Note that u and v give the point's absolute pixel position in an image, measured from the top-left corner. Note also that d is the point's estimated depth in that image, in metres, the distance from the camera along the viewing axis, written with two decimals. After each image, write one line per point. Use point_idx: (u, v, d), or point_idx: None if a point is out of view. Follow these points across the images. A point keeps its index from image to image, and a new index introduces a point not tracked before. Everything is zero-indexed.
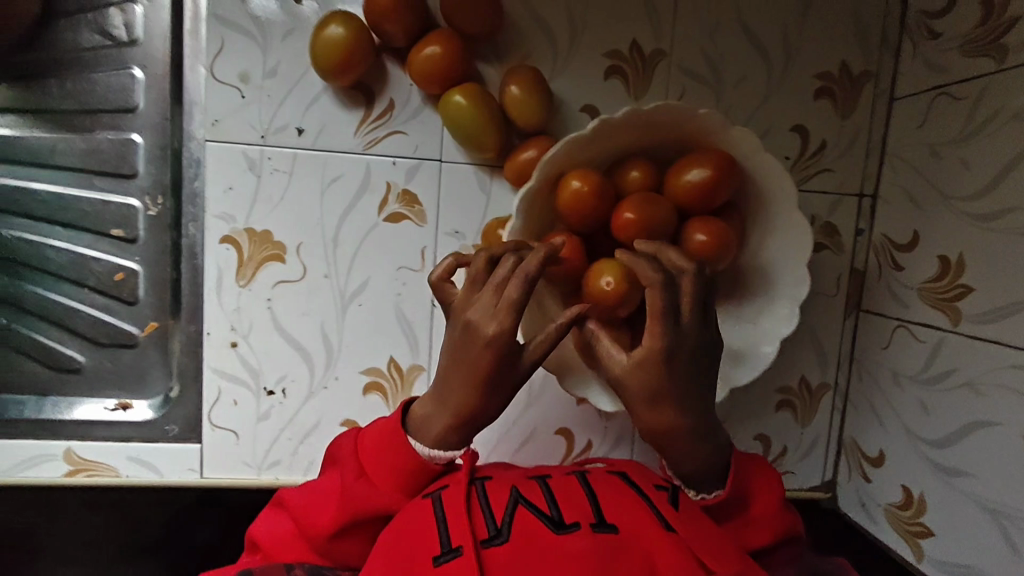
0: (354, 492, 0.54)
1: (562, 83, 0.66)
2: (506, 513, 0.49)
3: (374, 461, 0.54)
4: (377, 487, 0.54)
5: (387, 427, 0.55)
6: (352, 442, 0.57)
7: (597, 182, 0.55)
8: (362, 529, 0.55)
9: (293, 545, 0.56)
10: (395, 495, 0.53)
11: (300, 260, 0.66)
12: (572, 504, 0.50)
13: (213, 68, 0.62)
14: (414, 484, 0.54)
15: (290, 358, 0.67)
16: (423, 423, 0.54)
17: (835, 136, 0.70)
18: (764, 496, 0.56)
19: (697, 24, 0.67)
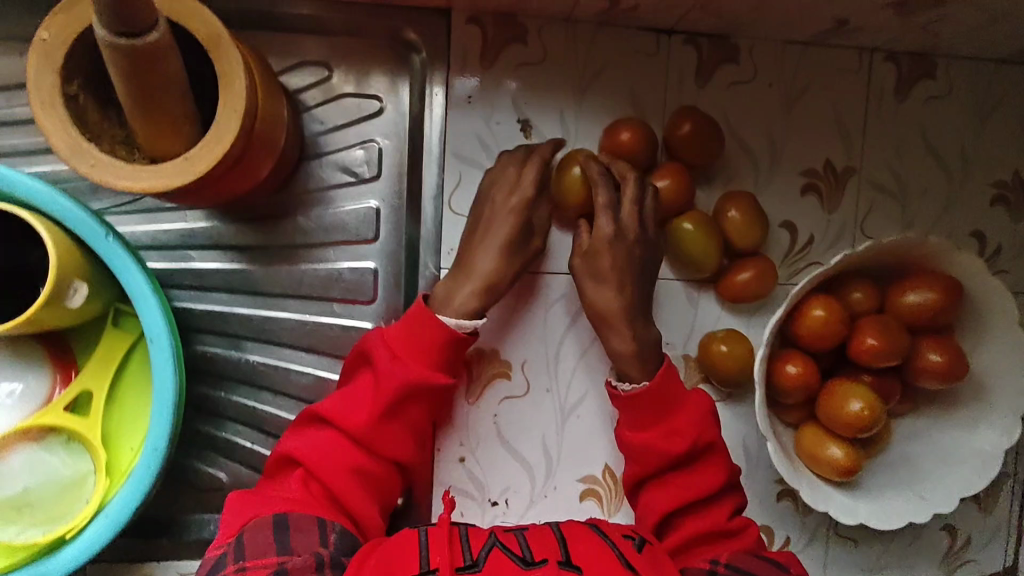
0: (390, 375, 0.60)
1: (766, 201, 0.70)
2: (482, 547, 0.53)
3: (402, 346, 0.61)
4: (415, 367, 0.60)
5: (410, 317, 0.61)
6: (377, 339, 0.61)
7: (839, 310, 0.60)
8: (402, 415, 0.61)
9: (341, 453, 0.59)
10: (426, 371, 0.60)
11: (524, 377, 0.69)
12: (542, 543, 0.54)
13: (451, 202, 0.66)
14: (437, 360, 0.61)
15: (514, 470, 0.70)
16: (445, 298, 0.62)
17: (1010, 240, 0.74)
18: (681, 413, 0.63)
19: (885, 141, 0.72)
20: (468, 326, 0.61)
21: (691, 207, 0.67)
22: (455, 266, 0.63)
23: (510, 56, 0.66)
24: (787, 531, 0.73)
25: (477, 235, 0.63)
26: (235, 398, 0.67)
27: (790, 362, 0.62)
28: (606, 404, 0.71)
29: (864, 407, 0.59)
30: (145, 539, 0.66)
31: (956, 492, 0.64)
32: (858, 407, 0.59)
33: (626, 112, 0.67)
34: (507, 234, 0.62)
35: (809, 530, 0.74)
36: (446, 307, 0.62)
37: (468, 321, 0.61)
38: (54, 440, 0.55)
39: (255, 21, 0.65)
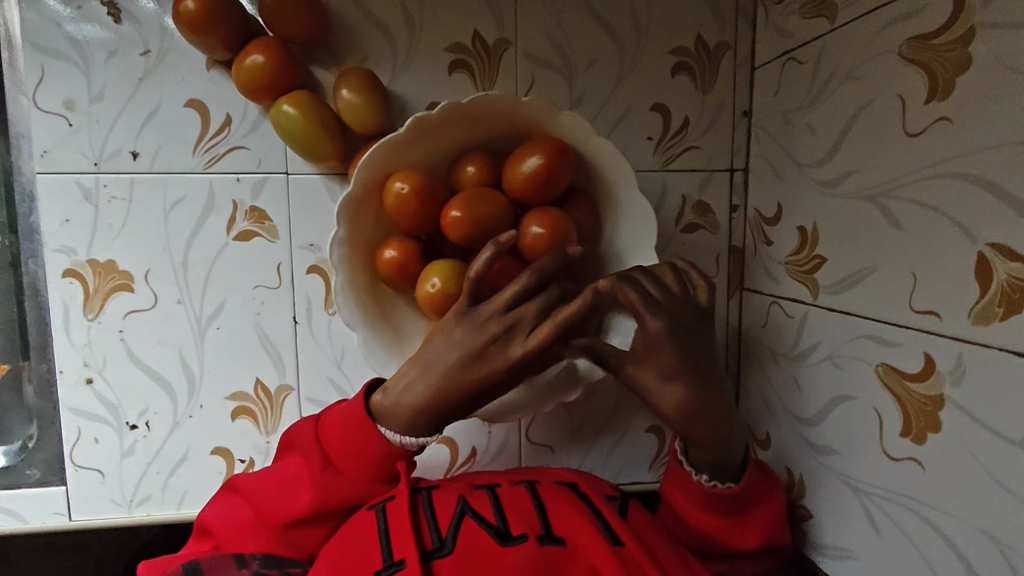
0: (321, 483, 0.54)
1: (403, 84, 0.64)
2: (451, 525, 0.50)
3: (341, 450, 0.54)
4: (350, 478, 0.54)
5: (351, 409, 0.54)
6: (314, 426, 0.56)
7: (419, 182, 0.53)
8: (325, 520, 0.55)
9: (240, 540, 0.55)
10: (363, 483, 0.54)
11: (150, 288, 0.64)
12: (520, 513, 0.52)
13: (35, 97, 0.60)
14: (378, 470, 0.54)
15: (150, 390, 0.64)
16: (392, 404, 0.53)
17: (699, 112, 0.68)
18: (764, 512, 0.55)
19: (541, 9, 0.65)
20: (412, 442, 0.53)
21: (303, 89, 0.61)
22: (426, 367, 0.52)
23: None
24: (473, 442, 0.69)
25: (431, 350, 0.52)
26: None
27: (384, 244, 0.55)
28: (248, 313, 0.65)
29: (439, 284, 0.53)
30: None
31: None
32: (433, 285, 0.54)
33: None
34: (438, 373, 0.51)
35: (497, 442, 0.69)
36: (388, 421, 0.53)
37: (411, 439, 0.53)
38: None
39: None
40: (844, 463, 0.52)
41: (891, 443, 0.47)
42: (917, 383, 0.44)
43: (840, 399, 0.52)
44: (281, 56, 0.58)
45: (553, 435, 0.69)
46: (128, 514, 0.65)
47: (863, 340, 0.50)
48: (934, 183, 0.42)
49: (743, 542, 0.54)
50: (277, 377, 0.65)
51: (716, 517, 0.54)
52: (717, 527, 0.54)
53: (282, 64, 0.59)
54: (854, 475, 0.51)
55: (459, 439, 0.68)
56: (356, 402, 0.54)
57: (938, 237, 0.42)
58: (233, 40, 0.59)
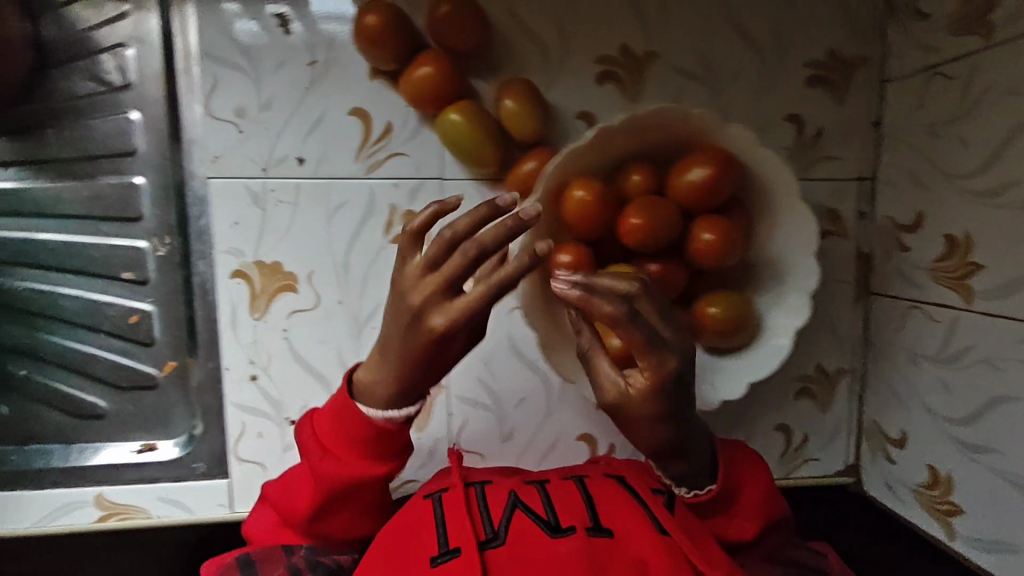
0: (321, 472, 0.51)
1: (556, 92, 0.66)
2: (501, 517, 0.52)
3: (330, 437, 0.52)
4: (350, 465, 0.51)
5: (335, 409, 0.51)
6: (308, 422, 0.53)
7: (597, 190, 0.56)
8: (343, 509, 0.54)
9: (280, 534, 0.56)
10: (369, 481, 0.51)
11: (312, 289, 0.66)
12: (569, 508, 0.53)
13: (210, 106, 0.62)
14: (377, 451, 0.51)
15: (310, 386, 0.67)
16: (368, 389, 0.50)
17: (831, 123, 0.70)
18: (755, 479, 0.57)
19: (686, 23, 0.68)
20: (397, 416, 0.50)
21: (465, 99, 0.63)
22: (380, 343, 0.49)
23: None
24: (611, 439, 0.71)
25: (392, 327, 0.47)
26: (8, 328, 0.65)
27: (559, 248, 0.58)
28: None
29: None
30: None
31: (750, 378, 0.60)
32: None
33: None
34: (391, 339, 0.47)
35: None
36: (371, 399, 0.49)
37: (395, 412, 0.50)
38: None
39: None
40: (1006, 461, 0.55)
41: None
42: None
43: (1003, 401, 0.55)
44: (391, 23, 0.59)
45: None
46: None
47: None
48: None
49: (740, 531, 0.56)
50: None
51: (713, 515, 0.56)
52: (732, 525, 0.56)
53: (392, 33, 0.59)
54: (1018, 472, 0.54)
55: (598, 436, 0.71)
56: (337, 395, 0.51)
57: None
58: (401, 50, 0.61)
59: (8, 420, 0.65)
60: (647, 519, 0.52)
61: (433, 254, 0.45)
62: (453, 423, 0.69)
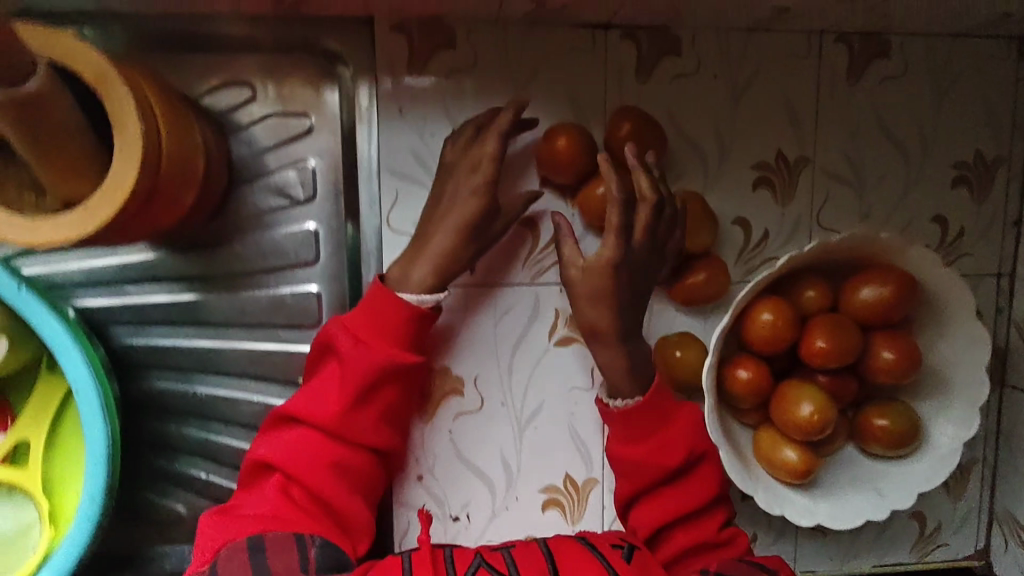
0: (354, 358, 0.58)
1: (714, 199, 0.68)
2: (467, 568, 0.56)
3: (366, 328, 0.59)
4: (380, 349, 0.59)
5: (368, 300, 0.60)
6: (341, 330, 0.59)
7: (784, 313, 0.58)
8: (377, 397, 0.60)
9: (314, 452, 0.58)
10: (391, 347, 0.59)
11: (477, 391, 0.68)
12: (529, 563, 0.57)
13: (389, 219, 0.64)
14: (400, 338, 0.60)
15: (473, 485, 0.69)
16: (402, 280, 0.61)
17: (973, 222, 0.72)
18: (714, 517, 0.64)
19: (839, 128, 0.69)
20: (430, 301, 0.60)
21: None
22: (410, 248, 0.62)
23: (439, 63, 0.63)
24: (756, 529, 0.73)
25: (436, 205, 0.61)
26: (186, 431, 0.67)
27: (739, 365, 0.60)
28: (564, 413, 0.69)
29: (814, 411, 0.57)
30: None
31: (919, 487, 0.62)
32: (807, 410, 0.57)
33: (567, 116, 0.65)
34: (457, 225, 0.60)
35: (778, 528, 0.73)
36: (404, 286, 0.60)
37: (429, 297, 0.60)
38: None
39: (187, 43, 0.62)
40: None
41: None
42: None
43: None
44: (581, 146, 0.61)
45: None
46: None
47: None
48: None
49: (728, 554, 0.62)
50: (585, 470, 0.70)
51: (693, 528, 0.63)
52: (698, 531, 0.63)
53: (581, 156, 0.61)
54: None
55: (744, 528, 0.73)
56: (373, 288, 0.60)
57: None
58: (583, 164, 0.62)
59: (186, 519, 0.67)
60: (636, 406, 0.62)
61: (490, 156, 0.59)
62: (607, 517, 0.71)
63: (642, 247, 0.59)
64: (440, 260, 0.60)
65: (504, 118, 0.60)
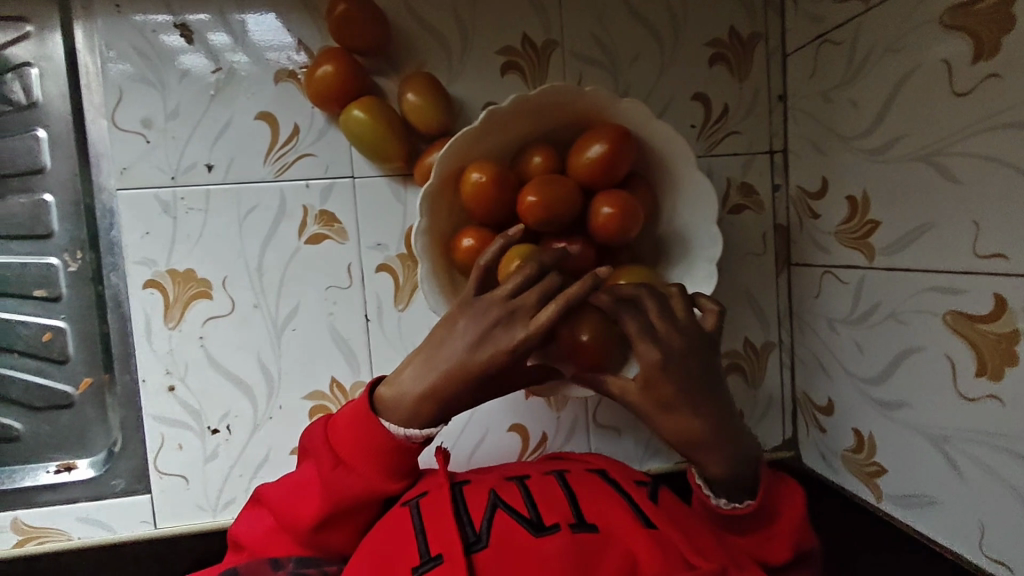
0: (333, 482, 0.54)
1: (460, 85, 0.67)
2: (483, 517, 0.52)
3: (351, 447, 0.55)
4: (361, 475, 0.54)
5: (357, 411, 0.55)
6: (322, 429, 0.57)
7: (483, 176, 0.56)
8: (349, 515, 0.56)
9: (273, 542, 0.56)
10: (366, 474, 0.55)
11: (227, 294, 0.66)
12: (553, 506, 0.53)
13: (115, 118, 0.63)
14: (383, 464, 0.55)
15: (231, 395, 0.66)
16: (392, 401, 0.54)
17: (738, 98, 0.72)
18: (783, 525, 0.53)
19: (583, 10, 0.69)
20: (417, 433, 0.54)
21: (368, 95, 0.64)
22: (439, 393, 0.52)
23: None
24: (543, 427, 0.71)
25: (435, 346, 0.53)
26: None
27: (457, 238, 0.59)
28: (321, 315, 0.67)
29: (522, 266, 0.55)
30: None
31: None
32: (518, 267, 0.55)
33: (295, 9, 0.65)
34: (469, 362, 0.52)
35: (566, 425, 0.71)
36: (391, 414, 0.54)
37: (417, 430, 0.54)
38: None
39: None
40: (918, 414, 0.55)
41: (966, 383, 0.49)
42: (989, 325, 0.47)
43: (908, 352, 0.55)
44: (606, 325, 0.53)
45: (619, 416, 0.72)
46: (213, 519, 0.66)
47: (934, 292, 0.52)
48: (992, 135, 0.46)
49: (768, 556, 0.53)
50: (352, 374, 0.68)
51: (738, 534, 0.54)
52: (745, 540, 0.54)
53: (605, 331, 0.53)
54: (928, 424, 0.54)
55: (529, 427, 0.71)
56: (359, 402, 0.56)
57: (1001, 185, 0.46)
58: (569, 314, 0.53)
59: None
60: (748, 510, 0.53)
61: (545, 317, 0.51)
62: None
63: (692, 366, 0.51)
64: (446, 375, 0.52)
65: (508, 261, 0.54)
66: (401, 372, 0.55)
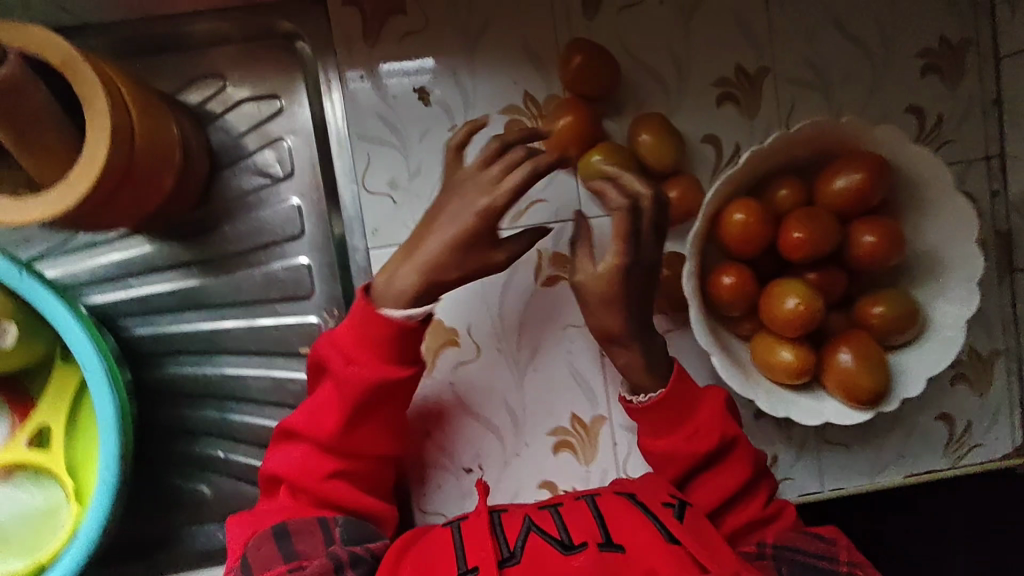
0: (347, 377, 0.59)
1: (681, 120, 0.69)
2: (518, 537, 0.55)
3: (356, 347, 0.59)
4: (367, 364, 0.59)
5: (356, 320, 0.59)
6: (331, 347, 0.59)
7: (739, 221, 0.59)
8: (377, 411, 0.61)
9: (321, 461, 0.60)
10: (382, 364, 0.59)
11: (472, 340, 0.70)
12: (580, 525, 0.56)
13: (365, 182, 0.67)
14: (388, 356, 0.60)
15: (482, 436, 0.70)
16: (388, 284, 0.59)
17: (950, 108, 0.71)
18: (705, 418, 0.63)
19: (794, 34, 0.70)
20: (418, 314, 0.59)
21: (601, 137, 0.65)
22: (395, 300, 0.59)
23: (394, 28, 0.66)
24: (774, 448, 0.73)
25: (426, 232, 0.59)
26: (206, 413, 0.69)
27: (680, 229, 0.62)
28: (560, 353, 0.71)
29: (799, 303, 0.58)
30: (139, 563, 0.69)
31: (926, 371, 0.61)
32: (793, 303, 0.58)
33: (520, 61, 0.68)
34: (445, 244, 0.58)
35: (797, 443, 0.73)
36: (387, 299, 0.59)
37: (413, 310, 0.59)
38: (21, 478, 0.58)
39: (172, 45, 0.68)
40: None
41: None
42: None
43: None
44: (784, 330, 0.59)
45: (847, 433, 0.73)
46: None
47: None
48: None
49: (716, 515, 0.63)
50: (591, 408, 0.71)
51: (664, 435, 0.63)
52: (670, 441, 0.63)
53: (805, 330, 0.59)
54: None
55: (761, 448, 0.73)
56: (355, 302, 0.60)
57: None
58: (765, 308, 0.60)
59: (210, 499, 0.69)
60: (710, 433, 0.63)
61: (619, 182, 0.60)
62: (619, 453, 0.71)
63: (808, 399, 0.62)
64: (429, 267, 0.58)
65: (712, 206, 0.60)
66: (394, 259, 0.60)
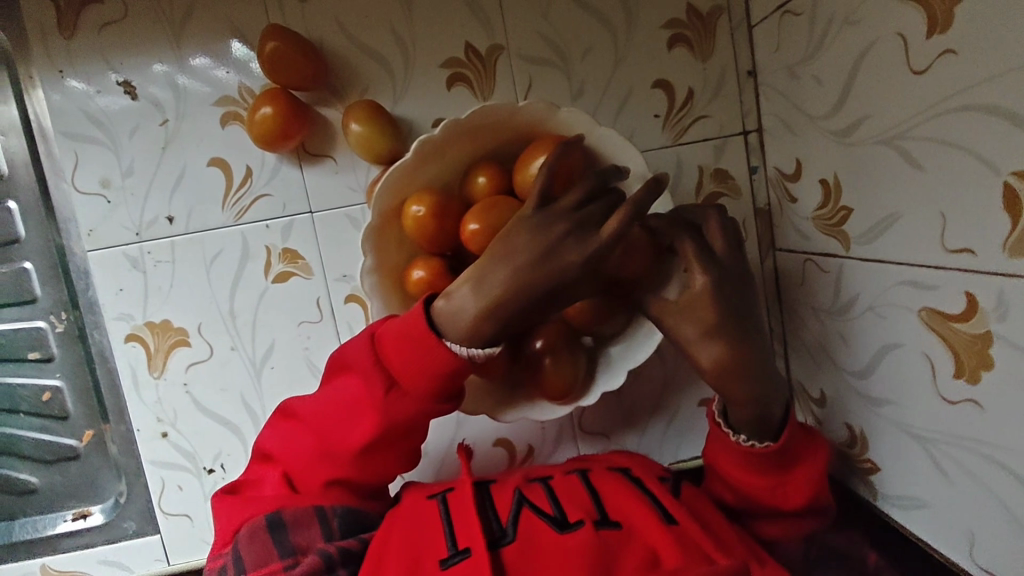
0: (387, 405, 0.52)
1: (407, 104, 0.65)
2: (509, 516, 0.53)
3: (399, 360, 0.52)
4: (413, 396, 0.53)
5: (410, 327, 0.52)
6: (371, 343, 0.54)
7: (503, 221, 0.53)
8: (389, 447, 0.55)
9: (318, 467, 0.55)
10: (426, 400, 0.53)
11: (204, 339, 0.67)
12: (574, 503, 0.54)
13: (75, 181, 0.65)
14: (441, 390, 0.53)
15: (221, 435, 0.69)
16: (450, 317, 0.51)
17: (702, 81, 0.67)
18: (805, 471, 0.53)
19: (526, 7, 0.65)
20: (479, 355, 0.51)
21: (303, 114, 0.63)
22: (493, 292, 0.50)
23: (90, 18, 0.63)
24: (529, 440, 0.70)
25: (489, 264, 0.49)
26: None
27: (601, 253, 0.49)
28: (297, 350, 0.68)
29: None
30: None
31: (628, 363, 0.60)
32: None
33: (230, 49, 0.64)
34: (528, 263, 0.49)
35: (552, 436, 0.70)
36: (453, 332, 0.51)
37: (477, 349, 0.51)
38: None
39: None
40: (903, 414, 0.51)
41: (946, 385, 0.46)
42: (962, 324, 0.43)
43: (888, 349, 0.51)
44: None
45: (604, 422, 0.71)
46: None
47: (907, 285, 0.48)
48: (945, 120, 0.42)
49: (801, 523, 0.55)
50: None
51: (762, 475, 0.54)
52: (766, 484, 0.54)
53: None
54: (914, 424, 0.50)
55: (514, 440, 0.70)
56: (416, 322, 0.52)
57: (960, 174, 0.41)
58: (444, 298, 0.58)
59: None
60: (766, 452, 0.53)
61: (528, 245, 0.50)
62: None
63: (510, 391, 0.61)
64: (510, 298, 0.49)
65: (570, 197, 0.50)
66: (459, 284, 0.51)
